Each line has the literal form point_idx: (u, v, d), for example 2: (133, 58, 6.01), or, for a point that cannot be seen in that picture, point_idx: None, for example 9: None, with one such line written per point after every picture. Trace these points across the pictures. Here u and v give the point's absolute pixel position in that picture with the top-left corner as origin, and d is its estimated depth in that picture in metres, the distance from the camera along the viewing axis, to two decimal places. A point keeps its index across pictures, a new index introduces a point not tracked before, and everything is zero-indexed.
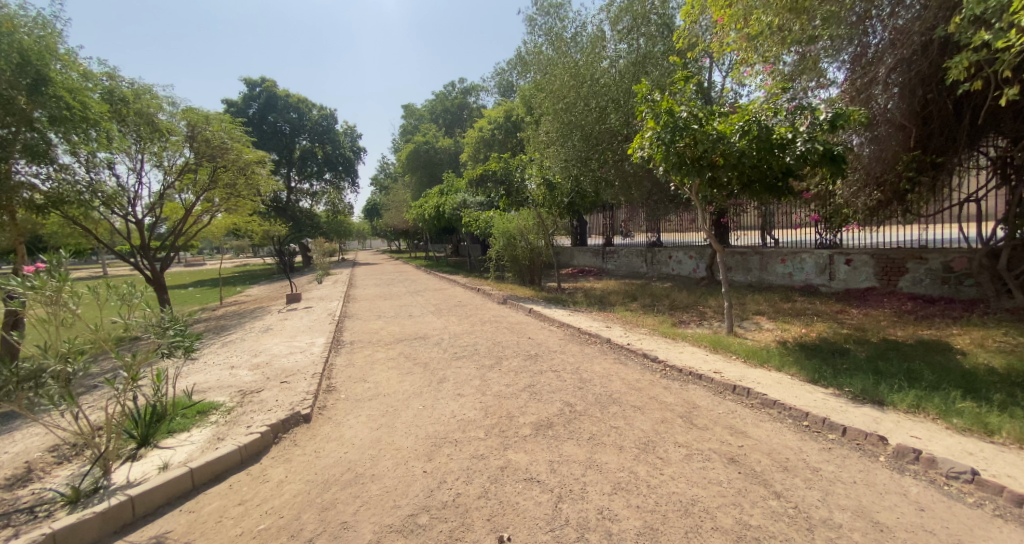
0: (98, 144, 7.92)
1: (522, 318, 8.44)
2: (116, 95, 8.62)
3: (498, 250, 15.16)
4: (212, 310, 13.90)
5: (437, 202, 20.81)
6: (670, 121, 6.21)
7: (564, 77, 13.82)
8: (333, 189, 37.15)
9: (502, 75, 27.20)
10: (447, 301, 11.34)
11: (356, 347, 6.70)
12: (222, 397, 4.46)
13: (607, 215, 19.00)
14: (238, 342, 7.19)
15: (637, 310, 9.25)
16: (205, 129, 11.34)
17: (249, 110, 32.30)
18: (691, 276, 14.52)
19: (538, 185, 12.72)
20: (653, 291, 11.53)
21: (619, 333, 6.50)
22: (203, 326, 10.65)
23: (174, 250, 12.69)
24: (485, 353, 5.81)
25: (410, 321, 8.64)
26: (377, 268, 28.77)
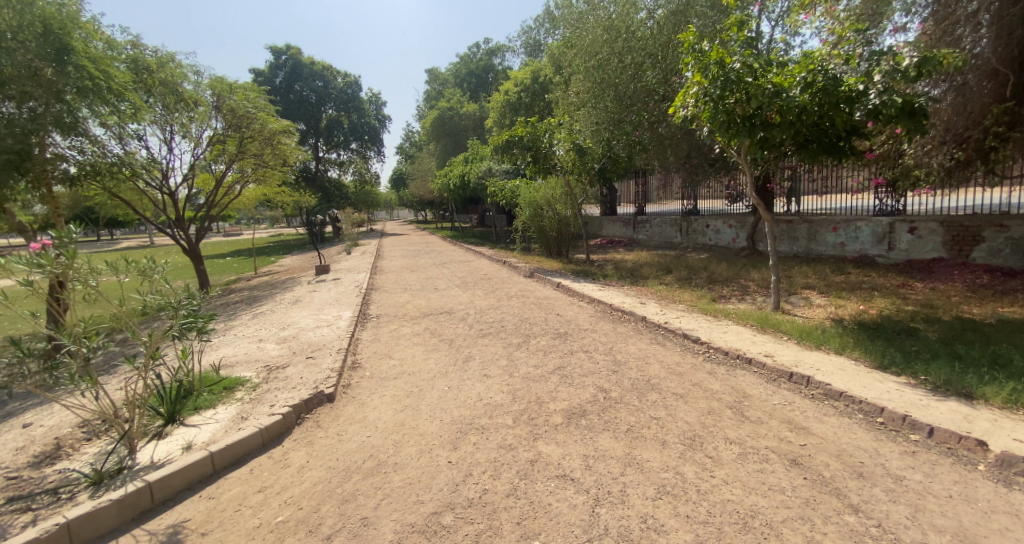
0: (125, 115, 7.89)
1: (550, 292, 8.14)
2: (139, 65, 8.45)
3: (524, 220, 14.74)
4: (247, 281, 14.30)
5: (462, 171, 20.38)
6: (720, 74, 5.45)
7: (596, 31, 12.82)
8: (359, 159, 37.20)
9: (529, 33, 25.86)
10: (473, 273, 11.16)
11: (381, 321, 6.61)
12: (249, 373, 4.43)
13: (639, 182, 18.09)
14: (268, 315, 7.26)
15: (672, 284, 8.76)
16: (229, 99, 11.19)
17: (276, 80, 32.26)
18: (730, 247, 13.74)
19: (568, 150, 12.07)
20: (689, 263, 10.92)
21: (654, 310, 6.11)
22: (237, 297, 10.92)
23: (208, 222, 12.96)
24: (512, 330, 5.58)
25: (436, 294, 8.52)
26: (405, 239, 28.93)
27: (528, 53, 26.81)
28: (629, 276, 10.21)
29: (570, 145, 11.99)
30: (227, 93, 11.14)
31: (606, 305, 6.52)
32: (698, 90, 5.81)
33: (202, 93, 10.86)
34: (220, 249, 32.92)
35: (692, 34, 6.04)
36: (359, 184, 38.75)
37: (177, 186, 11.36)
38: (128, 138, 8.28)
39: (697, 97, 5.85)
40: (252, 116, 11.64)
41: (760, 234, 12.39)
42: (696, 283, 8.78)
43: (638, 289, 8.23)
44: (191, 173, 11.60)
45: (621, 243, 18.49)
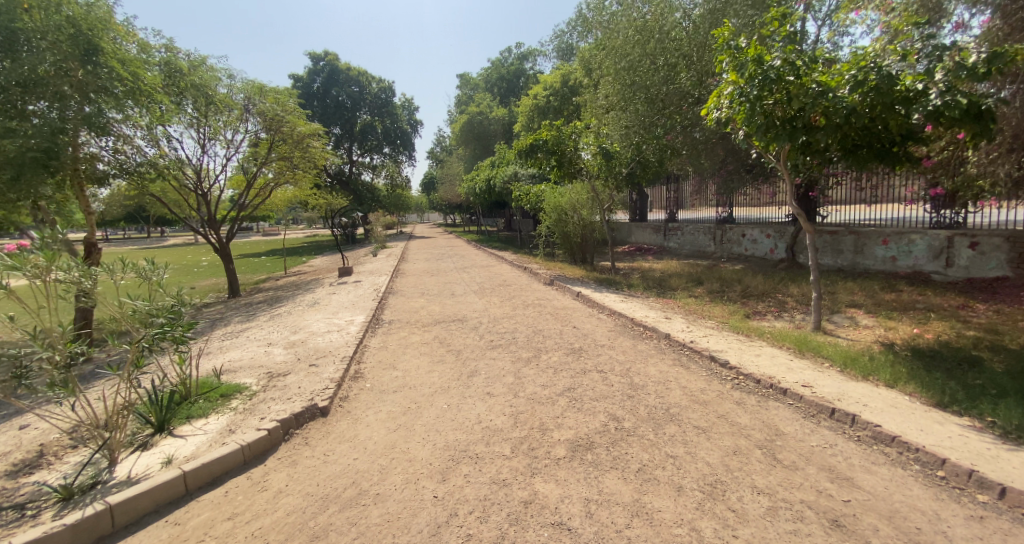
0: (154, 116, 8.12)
1: (569, 302, 7.79)
2: (175, 69, 8.81)
3: (548, 225, 14.43)
4: (275, 280, 14.65)
5: (488, 175, 20.30)
6: (758, 72, 4.97)
7: (627, 32, 12.40)
8: (391, 163, 37.96)
9: (561, 37, 25.61)
10: (493, 279, 10.95)
11: (392, 327, 6.46)
12: (250, 380, 4.35)
13: (670, 188, 17.44)
14: (284, 318, 7.26)
15: (702, 297, 8.22)
16: (260, 102, 11.61)
17: (314, 85, 33.39)
18: (767, 258, 12.94)
19: (594, 154, 11.69)
20: (721, 275, 10.29)
21: (680, 326, 5.65)
22: (262, 296, 11.16)
23: (239, 222, 13.36)
24: (524, 343, 5.27)
25: (452, 301, 8.33)
26: (431, 242, 29.14)
27: (559, 57, 26.52)
28: (655, 286, 9.70)
29: (597, 149, 11.61)
30: (256, 95, 11.50)
31: (627, 319, 6.12)
32: (734, 90, 5.34)
33: (234, 96, 11.21)
34: (258, 248, 34.34)
35: (729, 29, 5.56)
36: (390, 187, 39.53)
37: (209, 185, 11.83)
38: (161, 137, 8.68)
39: (731, 97, 5.38)
40: (282, 120, 11.92)
41: (800, 245, 11.57)
42: (727, 297, 8.20)
43: (664, 301, 7.75)
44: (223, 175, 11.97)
45: (650, 251, 17.87)
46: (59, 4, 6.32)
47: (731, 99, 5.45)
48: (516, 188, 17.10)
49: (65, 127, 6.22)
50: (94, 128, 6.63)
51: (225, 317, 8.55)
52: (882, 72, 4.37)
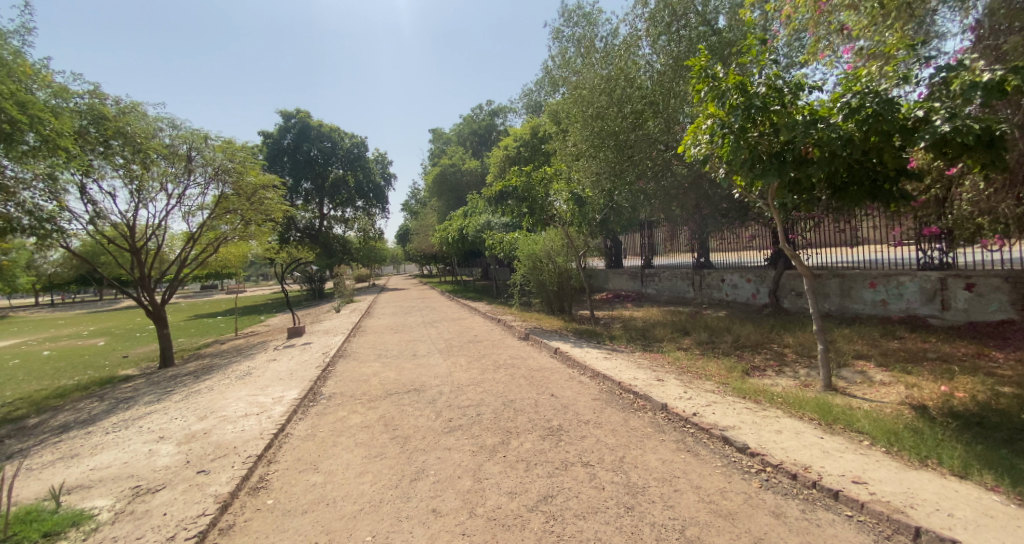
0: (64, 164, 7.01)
1: (546, 360, 6.83)
2: (101, 114, 7.94)
3: (522, 275, 13.71)
4: (221, 344, 13.12)
5: (460, 225, 19.76)
6: (741, 102, 4.56)
7: (593, 83, 12.47)
8: (364, 215, 37.35)
9: (530, 94, 26.50)
10: (462, 334, 9.90)
11: (331, 404, 5.31)
12: (104, 502, 3.05)
13: (644, 233, 17.23)
14: (201, 396, 5.95)
15: (692, 351, 7.42)
16: (206, 151, 10.79)
17: (284, 141, 33.15)
18: (750, 303, 12.48)
19: (565, 200, 11.26)
20: (708, 323, 9.58)
21: (677, 392, 4.75)
22: (197, 365, 9.72)
23: (179, 281, 12.02)
24: (490, 423, 4.23)
25: (411, 363, 7.22)
26: (404, 294, 27.94)
27: (528, 112, 27.20)
28: (640, 339, 8.88)
29: (568, 194, 11.22)
30: (200, 142, 10.66)
31: (614, 383, 5.20)
32: (714, 122, 4.97)
33: (174, 145, 10.32)
34: (218, 307, 32.26)
35: (703, 59, 5.18)
36: (362, 240, 38.70)
37: (144, 241, 10.68)
38: (68, 187, 7.64)
39: (712, 129, 4.99)
40: (229, 169, 11.09)
41: (783, 289, 11.20)
42: (719, 350, 7.43)
43: (653, 357, 6.92)
44: (161, 229, 10.87)
45: (629, 298, 17.30)
46: None
47: (711, 132, 5.06)
48: (489, 237, 16.57)
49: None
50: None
51: (138, 394, 7.15)
52: (880, 99, 4.00)
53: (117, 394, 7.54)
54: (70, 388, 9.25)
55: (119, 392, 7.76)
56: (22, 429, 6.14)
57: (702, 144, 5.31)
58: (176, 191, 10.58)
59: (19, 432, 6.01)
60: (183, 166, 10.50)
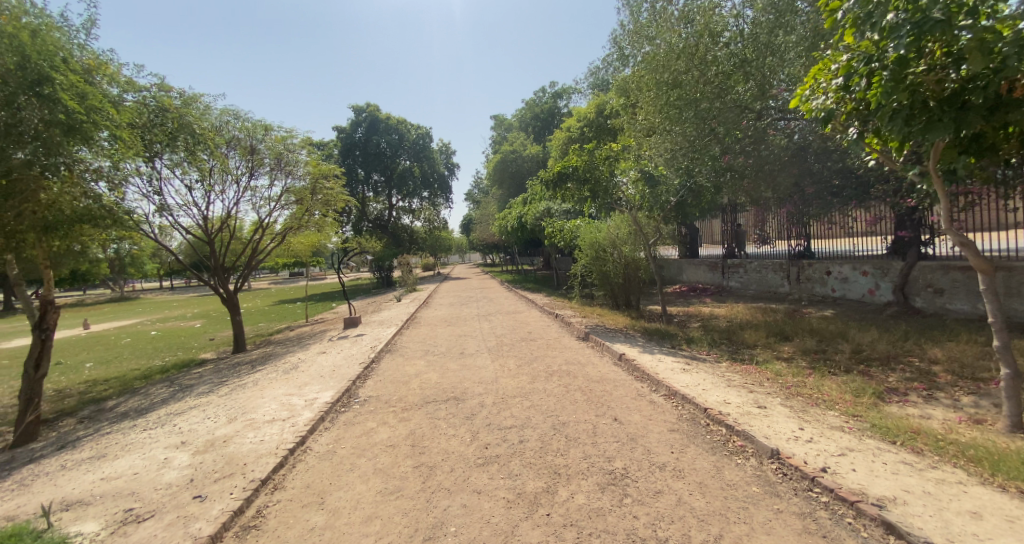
0: (121, 153, 7.06)
1: (608, 368, 5.81)
2: (164, 107, 8.13)
3: (584, 265, 12.62)
4: (290, 331, 13.69)
5: (519, 213, 18.96)
6: (903, 21, 3.12)
7: (669, 45, 10.85)
8: (429, 206, 38.17)
9: (597, 72, 24.82)
10: (517, 330, 9.15)
11: (363, 410, 4.78)
12: (94, 527, 2.57)
13: (727, 219, 15.20)
14: (242, 392, 5.76)
15: (797, 364, 5.93)
16: (268, 142, 10.96)
17: (356, 134, 34.34)
18: (865, 301, 10.31)
19: (634, 181, 9.92)
20: (813, 327, 7.85)
21: (788, 429, 3.52)
22: (261, 352, 10.01)
23: (251, 271, 12.61)
24: (534, 456, 3.35)
25: (456, 364, 6.59)
26: (466, 284, 27.93)
27: (595, 91, 25.53)
28: (725, 343, 7.47)
29: (638, 174, 9.84)
30: (260, 133, 10.80)
31: (697, 409, 4.06)
32: (855, 57, 3.56)
33: (239, 137, 10.57)
34: (299, 293, 34.85)
35: None
36: (428, 230, 39.62)
37: (215, 232, 11.18)
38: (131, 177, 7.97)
39: (850, 68, 3.58)
40: (288, 159, 11.33)
41: (914, 286, 9.02)
42: (834, 364, 5.87)
43: (744, 370, 5.59)
44: (229, 220, 11.31)
45: (707, 292, 15.46)
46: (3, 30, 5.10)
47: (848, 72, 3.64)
48: (549, 225, 15.59)
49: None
50: (37, 171, 5.34)
51: (197, 383, 7.26)
52: None
53: (182, 381, 7.79)
54: (155, 370, 9.93)
55: (186, 378, 8.01)
56: (95, 414, 6.39)
57: (829, 93, 3.91)
58: (241, 180, 10.85)
59: (91, 416, 6.25)
60: (241, 152, 10.65)
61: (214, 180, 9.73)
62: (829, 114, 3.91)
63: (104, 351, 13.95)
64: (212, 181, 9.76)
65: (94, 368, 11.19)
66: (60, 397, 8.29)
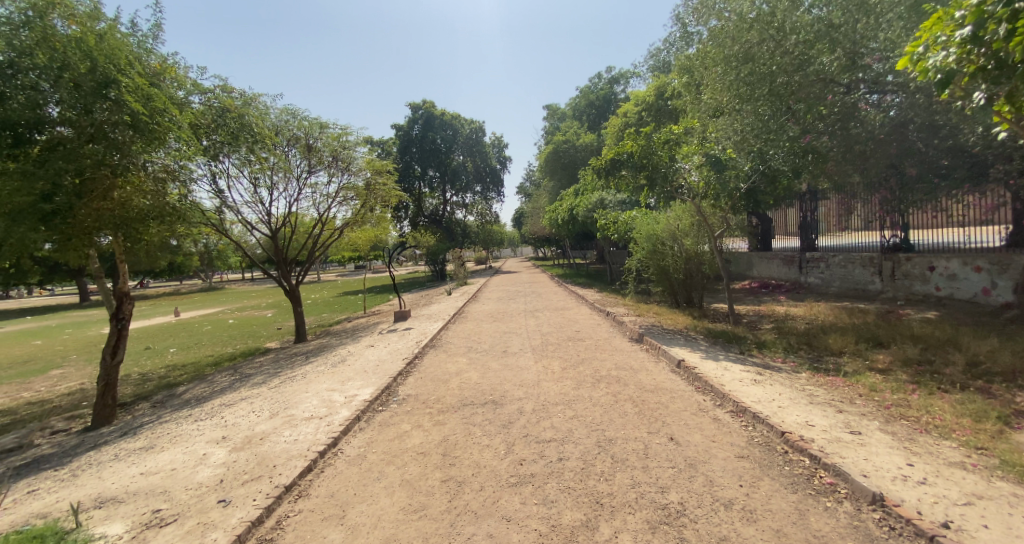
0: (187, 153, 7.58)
1: (664, 376, 5.23)
2: (226, 106, 8.69)
3: (639, 259, 11.85)
4: (348, 322, 14.26)
5: (572, 205, 18.36)
6: None
7: (741, 14, 9.76)
8: (482, 199, 38.41)
9: (657, 54, 23.37)
10: (565, 328, 8.71)
11: (400, 411, 4.63)
12: (120, 528, 2.60)
13: (806, 207, 13.60)
14: (290, 385, 5.90)
15: (898, 377, 4.96)
16: (324, 139, 11.30)
17: (413, 131, 35.18)
18: (977, 302, 8.66)
19: (697, 166, 9.03)
20: (917, 332, 6.64)
21: (890, 464, 2.68)
22: (319, 342, 10.44)
23: (312, 264, 13.24)
24: (574, 480, 2.95)
25: (498, 363, 6.30)
26: (519, 278, 27.76)
27: (655, 74, 24.05)
28: (804, 349, 6.53)
29: (702, 158, 8.93)
30: (316, 130, 11.17)
31: (774, 432, 3.38)
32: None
33: (298, 134, 10.95)
34: (360, 285, 36.71)
35: None
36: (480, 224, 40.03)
37: (277, 227, 11.82)
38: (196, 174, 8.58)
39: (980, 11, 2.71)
40: (344, 154, 11.67)
41: None
42: (948, 379, 4.84)
43: (829, 383, 4.73)
44: (289, 215, 11.91)
45: (780, 289, 13.99)
46: (78, 38, 5.64)
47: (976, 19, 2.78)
48: (603, 217, 14.87)
49: (72, 166, 5.60)
50: (106, 171, 5.86)
51: (257, 373, 7.64)
52: None
53: (246, 369, 8.26)
54: (226, 357, 10.71)
55: (248, 367, 8.48)
56: (168, 398, 6.92)
57: (948, 48, 2.98)
58: (300, 177, 11.36)
59: (165, 401, 6.76)
60: (298, 149, 11.05)
61: (272, 176, 10.29)
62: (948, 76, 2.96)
63: (191, 337, 15.42)
64: (269, 176, 10.26)
65: (179, 353, 12.33)
66: (147, 379, 9.17)
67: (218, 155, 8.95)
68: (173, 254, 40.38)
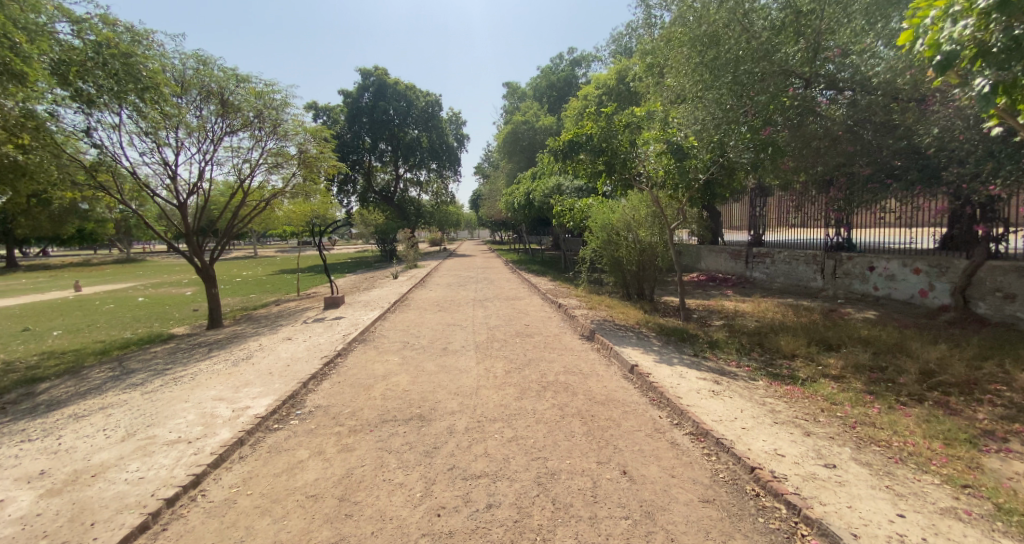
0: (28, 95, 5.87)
1: (616, 383, 4.70)
2: (105, 42, 7.02)
3: (593, 249, 11.43)
4: (275, 305, 12.83)
5: (527, 188, 17.71)
6: None
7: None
8: (437, 178, 36.87)
9: (619, 40, 22.99)
10: (513, 321, 8.07)
11: (300, 430, 3.75)
12: None
13: (755, 203, 13.78)
14: (170, 389, 4.78)
15: (852, 387, 4.74)
16: (242, 94, 9.73)
17: (363, 100, 32.72)
18: (914, 303, 9.01)
19: (658, 153, 8.59)
20: (862, 334, 6.60)
21: (880, 516, 2.26)
22: (233, 330, 9.11)
23: (230, 239, 11.61)
24: (501, 541, 2.25)
25: (433, 364, 5.52)
26: (471, 262, 26.84)
27: (617, 59, 23.68)
28: (756, 351, 6.28)
29: (664, 145, 8.48)
30: (234, 83, 9.61)
31: (743, 467, 2.85)
32: None
33: (211, 87, 9.33)
34: (301, 263, 34.23)
35: None
36: (434, 203, 38.57)
37: (185, 196, 10.14)
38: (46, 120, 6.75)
39: None
40: (268, 114, 10.15)
41: (979, 289, 7.70)
42: (899, 389, 4.65)
43: (788, 395, 4.37)
44: (199, 182, 10.23)
45: (727, 282, 14.20)
46: None
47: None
48: (559, 204, 14.32)
49: None
50: None
51: (142, 367, 6.35)
52: None
53: (132, 363, 6.91)
54: (118, 345, 9.06)
55: (136, 360, 7.11)
56: (15, 399, 5.52)
57: (965, 23, 2.72)
58: (215, 138, 9.76)
59: (9, 402, 5.37)
60: (212, 110, 9.47)
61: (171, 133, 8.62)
62: (949, 56, 2.78)
63: (83, 317, 13.26)
64: (165, 134, 8.58)
65: (61, 337, 10.43)
66: (2, 371, 7.46)
67: (95, 101, 7.26)
68: (81, 219, 35.65)
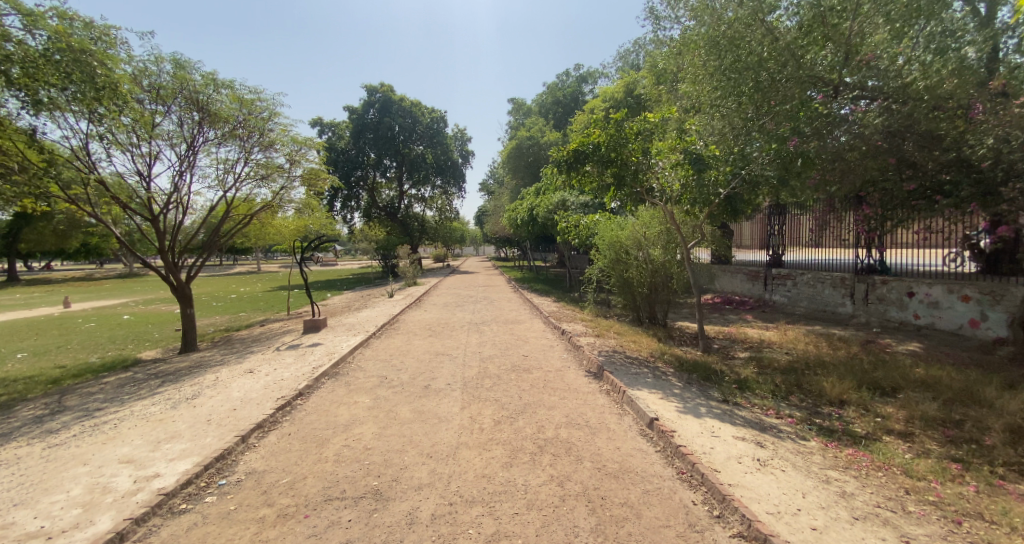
0: None
1: (633, 444, 3.75)
2: (60, 40, 6.37)
3: (601, 268, 10.57)
4: (260, 326, 12.01)
5: (531, 204, 16.99)
6: None
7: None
8: (442, 194, 36.44)
9: (626, 55, 22.52)
10: (511, 352, 7.13)
11: (211, 512, 2.80)
12: None
13: (775, 221, 12.86)
14: (81, 441, 3.89)
15: (931, 451, 3.73)
16: (223, 100, 9.09)
17: (368, 115, 32.56)
18: (962, 335, 7.96)
19: (672, 165, 7.80)
20: (919, 375, 5.58)
21: None
22: (203, 356, 8.26)
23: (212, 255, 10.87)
24: None
25: (409, 410, 4.59)
26: (473, 280, 25.94)
27: (624, 74, 23.17)
28: (795, 395, 5.28)
29: (682, 156, 7.70)
30: (215, 89, 8.99)
31: None
32: None
33: (191, 93, 8.70)
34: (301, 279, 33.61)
35: None
36: (437, 219, 38.04)
37: (161, 209, 9.45)
38: None
39: None
40: (252, 121, 9.49)
41: None
42: (997, 455, 3.62)
43: (855, 466, 3.36)
44: (177, 195, 9.55)
45: (745, 306, 13.20)
46: None
47: None
48: (564, 220, 13.54)
49: None
50: None
51: (77, 404, 5.47)
52: None
53: (73, 397, 6.04)
54: (75, 372, 8.17)
55: (81, 393, 6.26)
56: None
57: None
58: (194, 147, 9.09)
59: None
60: (194, 120, 8.88)
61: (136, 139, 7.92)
62: None
63: (59, 337, 12.51)
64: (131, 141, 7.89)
65: (23, 360, 9.64)
66: None
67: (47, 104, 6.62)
68: (86, 233, 35.61)
